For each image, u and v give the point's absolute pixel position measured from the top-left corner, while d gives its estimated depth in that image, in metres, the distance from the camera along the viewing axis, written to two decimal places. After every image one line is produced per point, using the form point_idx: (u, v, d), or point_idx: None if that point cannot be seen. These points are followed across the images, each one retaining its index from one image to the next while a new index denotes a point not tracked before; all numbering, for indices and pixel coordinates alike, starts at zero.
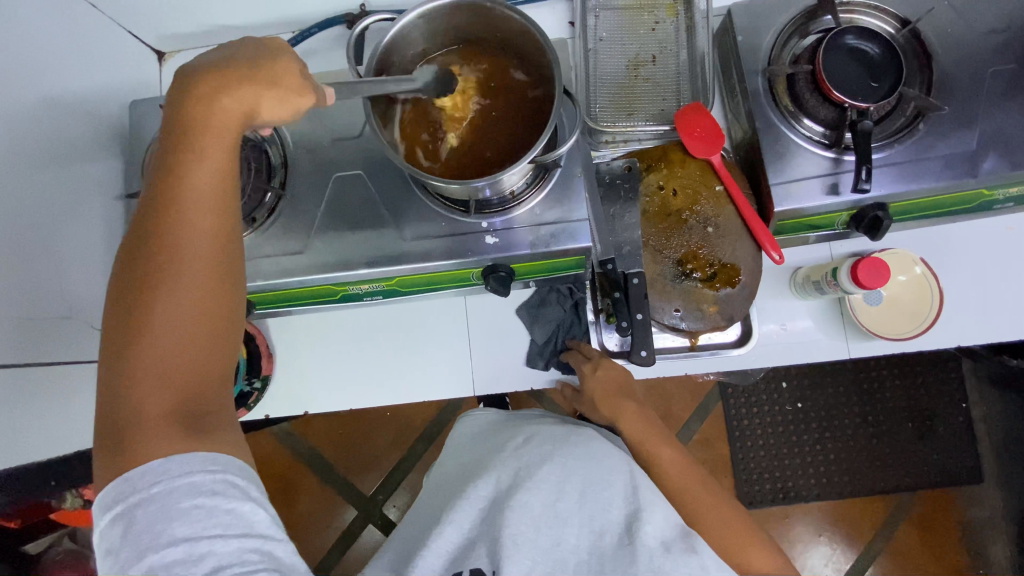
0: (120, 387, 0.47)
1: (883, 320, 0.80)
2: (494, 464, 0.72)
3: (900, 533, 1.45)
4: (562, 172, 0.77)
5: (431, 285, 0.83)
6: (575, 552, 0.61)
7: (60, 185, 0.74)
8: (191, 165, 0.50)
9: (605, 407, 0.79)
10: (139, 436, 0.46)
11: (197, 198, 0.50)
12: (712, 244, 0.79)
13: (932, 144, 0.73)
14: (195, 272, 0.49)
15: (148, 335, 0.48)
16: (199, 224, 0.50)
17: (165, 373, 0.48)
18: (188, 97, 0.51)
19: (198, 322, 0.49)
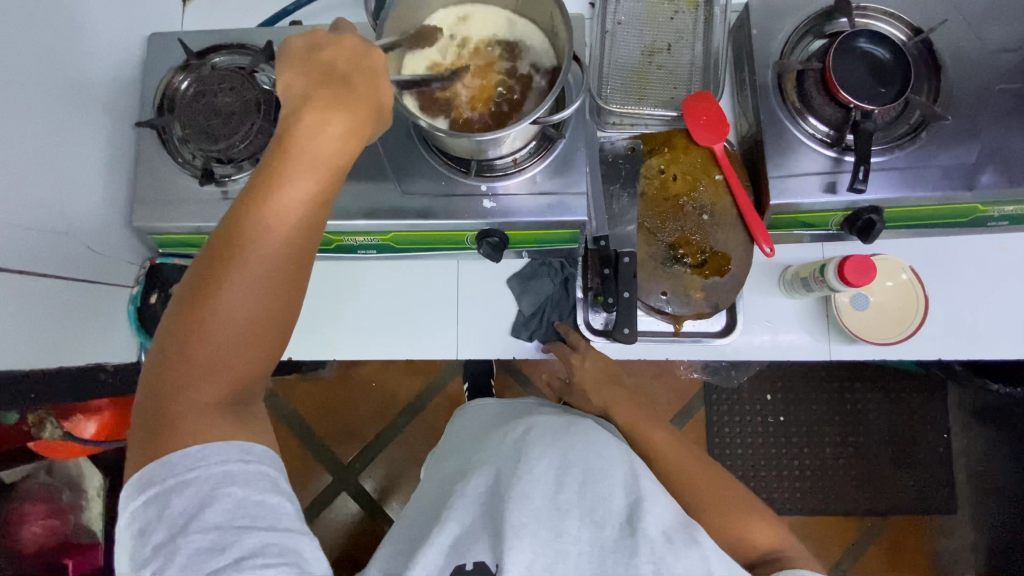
0: (181, 368, 0.49)
1: (867, 325, 0.81)
2: (494, 456, 0.73)
3: (869, 554, 1.46)
4: (565, 145, 0.79)
5: (425, 245, 0.84)
6: (576, 545, 0.62)
7: (71, 104, 0.75)
8: (287, 175, 0.51)
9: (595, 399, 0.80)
10: (186, 419, 0.48)
11: (282, 206, 0.51)
12: (705, 232, 0.79)
13: (931, 153, 0.74)
14: (270, 285, 0.51)
15: (213, 333, 0.49)
16: (278, 234, 0.51)
17: (219, 368, 0.50)
18: (292, 109, 0.53)
19: (258, 326, 0.51)
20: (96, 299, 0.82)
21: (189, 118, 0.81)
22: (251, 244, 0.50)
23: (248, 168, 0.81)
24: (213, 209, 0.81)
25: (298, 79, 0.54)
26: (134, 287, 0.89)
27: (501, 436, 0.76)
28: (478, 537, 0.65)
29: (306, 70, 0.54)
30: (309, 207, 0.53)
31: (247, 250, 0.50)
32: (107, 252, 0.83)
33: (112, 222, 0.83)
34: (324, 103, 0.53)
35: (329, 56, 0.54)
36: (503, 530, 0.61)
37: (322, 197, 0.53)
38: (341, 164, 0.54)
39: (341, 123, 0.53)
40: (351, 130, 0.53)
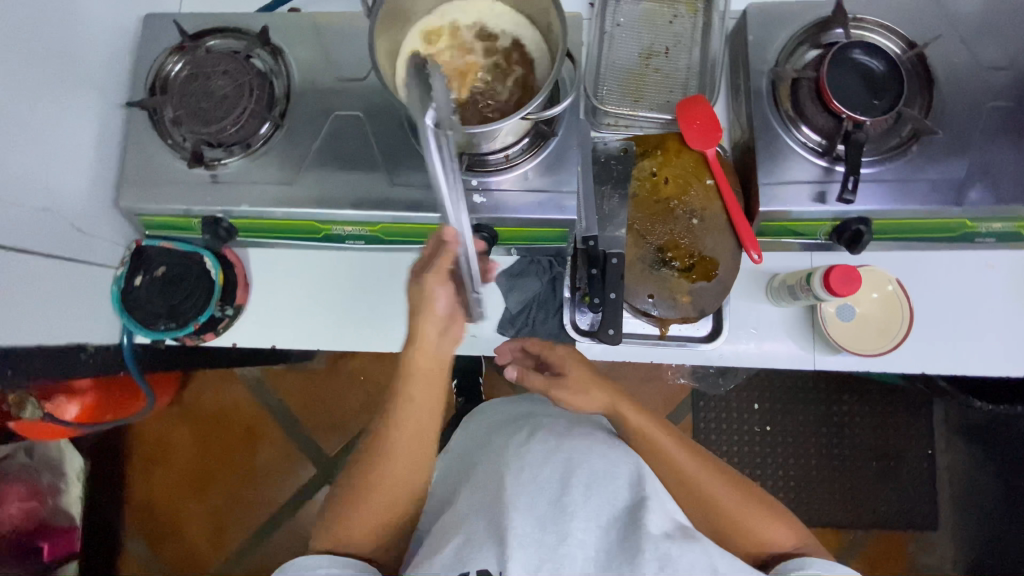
0: (347, 512, 0.68)
1: (852, 335, 0.81)
2: (506, 464, 0.69)
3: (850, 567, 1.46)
4: (558, 142, 0.79)
5: (415, 237, 0.84)
6: (581, 548, 0.60)
7: (62, 81, 0.75)
8: (422, 349, 0.64)
9: (596, 404, 0.75)
10: (350, 535, 0.67)
11: (414, 398, 0.65)
12: (695, 236, 0.79)
13: (921, 166, 0.75)
14: (418, 437, 0.66)
15: (378, 458, 0.67)
16: (419, 410, 0.66)
17: (383, 507, 0.67)
18: (415, 286, 0.62)
19: (403, 477, 0.67)
20: (79, 277, 0.81)
21: (181, 100, 0.80)
22: (388, 429, 0.66)
23: (238, 153, 0.80)
24: (202, 191, 0.81)
25: (412, 289, 0.63)
26: (117, 267, 0.87)
27: (505, 445, 0.74)
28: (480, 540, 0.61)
29: (417, 279, 0.62)
30: (434, 388, 0.66)
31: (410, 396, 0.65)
32: (92, 231, 0.82)
33: (99, 201, 0.82)
34: (424, 293, 0.61)
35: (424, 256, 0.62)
36: (505, 537, 0.59)
37: (447, 363, 0.66)
38: (440, 361, 0.65)
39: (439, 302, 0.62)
40: (445, 332, 0.64)
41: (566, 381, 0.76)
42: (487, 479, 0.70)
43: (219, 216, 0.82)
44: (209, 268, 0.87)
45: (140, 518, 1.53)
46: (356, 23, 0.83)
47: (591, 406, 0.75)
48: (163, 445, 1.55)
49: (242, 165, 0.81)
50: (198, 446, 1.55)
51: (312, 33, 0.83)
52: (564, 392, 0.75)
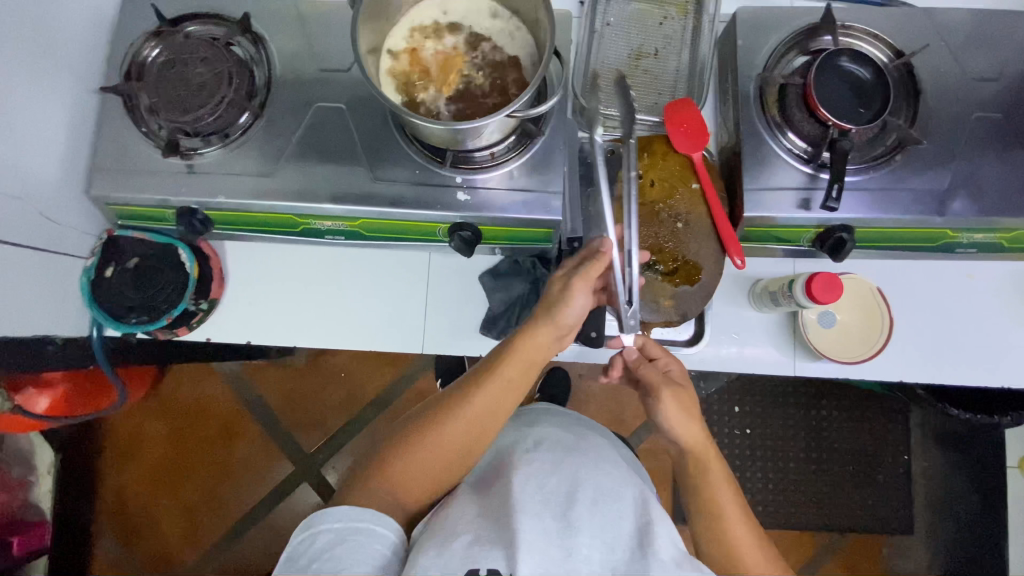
0: (390, 461, 0.65)
1: (831, 342, 0.81)
2: (513, 464, 0.68)
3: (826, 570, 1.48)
4: (545, 142, 0.78)
5: (396, 234, 0.82)
6: (587, 563, 0.57)
7: (32, 63, 0.72)
8: (535, 341, 0.69)
9: (687, 434, 0.68)
10: (386, 483, 0.63)
11: (519, 363, 0.68)
12: (679, 240, 0.79)
13: (905, 176, 0.75)
14: (495, 409, 0.67)
15: (450, 421, 0.66)
16: (518, 377, 0.68)
17: (428, 464, 0.65)
18: (562, 277, 0.70)
19: (461, 444, 0.66)
20: (46, 268, 0.78)
21: (157, 88, 0.78)
22: (477, 385, 0.67)
23: (216, 144, 0.78)
24: (178, 182, 0.79)
25: (562, 277, 0.70)
26: (88, 258, 0.84)
27: (506, 454, 0.72)
28: (487, 538, 0.58)
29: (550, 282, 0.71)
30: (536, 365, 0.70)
31: (505, 373, 0.67)
32: (61, 219, 0.79)
33: (70, 190, 0.79)
34: (566, 296, 0.69)
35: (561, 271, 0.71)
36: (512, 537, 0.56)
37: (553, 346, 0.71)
38: (555, 341, 0.70)
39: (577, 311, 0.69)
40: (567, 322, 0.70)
41: (676, 394, 0.70)
42: (493, 483, 0.66)
43: (195, 207, 0.79)
44: (184, 260, 0.84)
45: (113, 514, 1.49)
46: (341, 13, 0.81)
47: (682, 434, 0.68)
48: (138, 439, 1.52)
49: (220, 156, 0.79)
50: (174, 442, 1.52)
51: (296, 22, 0.81)
52: (670, 404, 0.69)
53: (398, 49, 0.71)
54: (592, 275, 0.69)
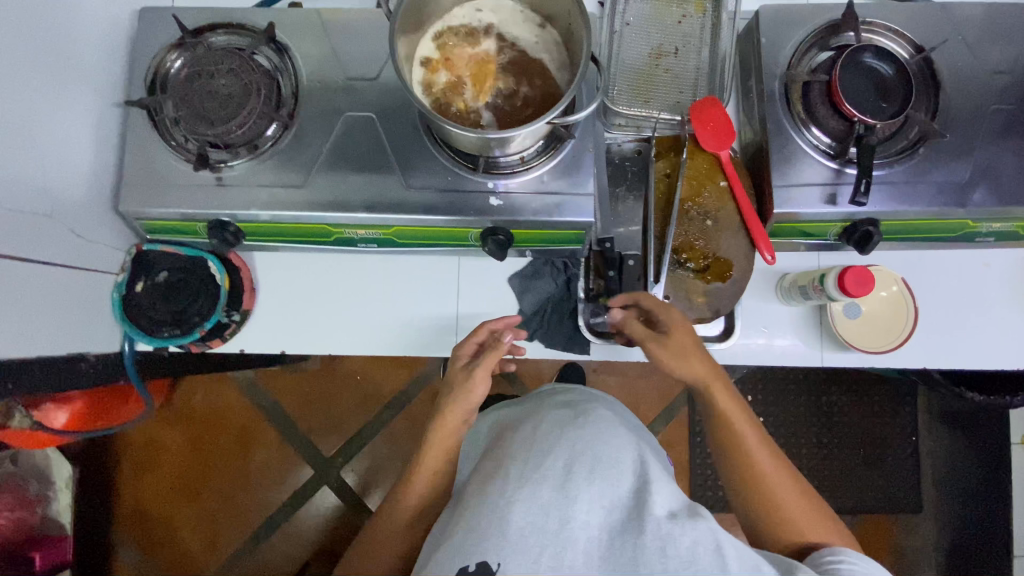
0: (365, 543, 0.76)
1: (859, 333, 0.83)
2: (511, 450, 0.70)
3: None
4: (574, 145, 0.78)
5: (428, 240, 0.83)
6: (584, 529, 0.60)
7: (59, 80, 0.71)
8: (444, 426, 0.75)
9: (690, 371, 0.70)
10: (368, 558, 0.75)
11: (439, 437, 0.75)
12: (708, 238, 0.80)
13: (927, 169, 0.77)
14: (431, 476, 0.76)
15: (409, 493, 0.77)
16: (437, 452, 0.75)
17: (390, 539, 0.75)
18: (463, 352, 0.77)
19: (412, 515, 0.76)
20: (78, 285, 0.78)
21: (182, 99, 0.77)
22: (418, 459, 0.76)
23: (244, 155, 0.78)
24: (208, 195, 0.78)
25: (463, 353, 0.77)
26: (118, 274, 0.84)
27: (498, 443, 0.75)
28: (481, 532, 0.60)
29: (456, 356, 0.77)
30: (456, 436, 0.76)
31: (433, 442, 0.75)
32: (89, 236, 0.78)
33: (99, 206, 0.79)
34: (467, 374, 0.74)
35: (461, 351, 0.77)
36: (505, 531, 0.59)
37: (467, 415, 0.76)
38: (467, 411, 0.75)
39: (480, 385, 0.74)
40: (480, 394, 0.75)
41: (663, 342, 0.70)
42: (491, 473, 0.69)
43: (226, 220, 0.79)
44: (214, 272, 0.85)
45: (133, 523, 1.49)
46: (365, 20, 0.81)
47: (682, 371, 0.70)
48: (155, 449, 1.51)
49: (248, 167, 0.78)
50: (191, 451, 1.52)
51: (321, 30, 0.81)
52: (658, 352, 0.70)
53: (429, 56, 0.71)
54: (485, 365, 0.73)
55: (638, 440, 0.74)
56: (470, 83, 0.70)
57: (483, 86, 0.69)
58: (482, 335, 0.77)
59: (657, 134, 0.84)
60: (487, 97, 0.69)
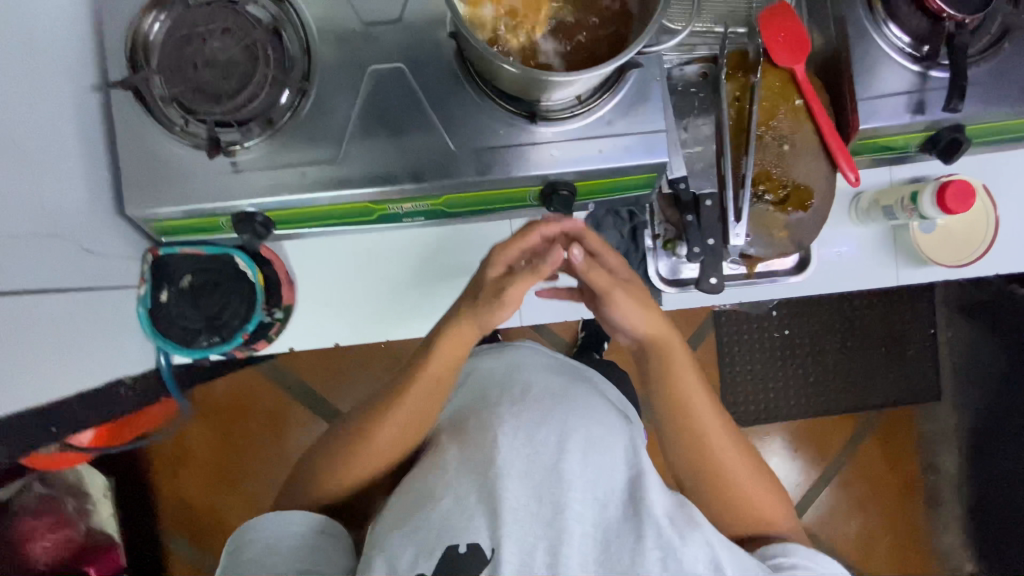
0: (318, 467, 0.69)
1: (939, 247, 0.79)
2: (498, 415, 0.69)
3: (864, 446, 1.52)
4: (638, 78, 0.68)
5: (482, 205, 0.75)
6: (579, 519, 0.59)
7: (29, 67, 0.58)
8: (456, 336, 0.65)
9: (647, 327, 0.66)
10: (325, 476, 0.68)
11: (443, 357, 0.66)
12: (786, 164, 0.73)
13: (1017, 64, 0.70)
14: (415, 406, 0.67)
15: (377, 431, 0.67)
16: (435, 375, 0.66)
17: (356, 464, 0.68)
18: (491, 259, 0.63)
19: (384, 445, 0.68)
20: (100, 307, 0.69)
21: (175, 73, 0.65)
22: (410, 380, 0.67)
23: (259, 134, 0.66)
24: (225, 185, 0.67)
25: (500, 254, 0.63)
26: (139, 286, 0.75)
27: (480, 406, 0.72)
28: (471, 512, 0.59)
29: (490, 263, 0.62)
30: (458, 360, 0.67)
31: (438, 356, 0.66)
32: (102, 249, 0.68)
33: (104, 213, 0.68)
34: (497, 290, 0.61)
35: (499, 255, 0.62)
36: (498, 511, 0.58)
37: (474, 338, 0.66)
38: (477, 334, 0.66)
39: (509, 307, 0.62)
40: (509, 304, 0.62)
41: (626, 287, 0.64)
42: (477, 435, 0.67)
43: (251, 210, 0.69)
44: (245, 268, 0.76)
45: (175, 517, 1.42)
46: None
47: (639, 328, 0.65)
48: (183, 444, 1.43)
49: (267, 147, 0.67)
50: (221, 445, 1.43)
51: None
52: (623, 299, 0.64)
53: None
54: (518, 286, 0.61)
55: (628, 425, 0.74)
56: (523, 12, 0.59)
57: (541, 15, 0.59)
58: (529, 240, 0.62)
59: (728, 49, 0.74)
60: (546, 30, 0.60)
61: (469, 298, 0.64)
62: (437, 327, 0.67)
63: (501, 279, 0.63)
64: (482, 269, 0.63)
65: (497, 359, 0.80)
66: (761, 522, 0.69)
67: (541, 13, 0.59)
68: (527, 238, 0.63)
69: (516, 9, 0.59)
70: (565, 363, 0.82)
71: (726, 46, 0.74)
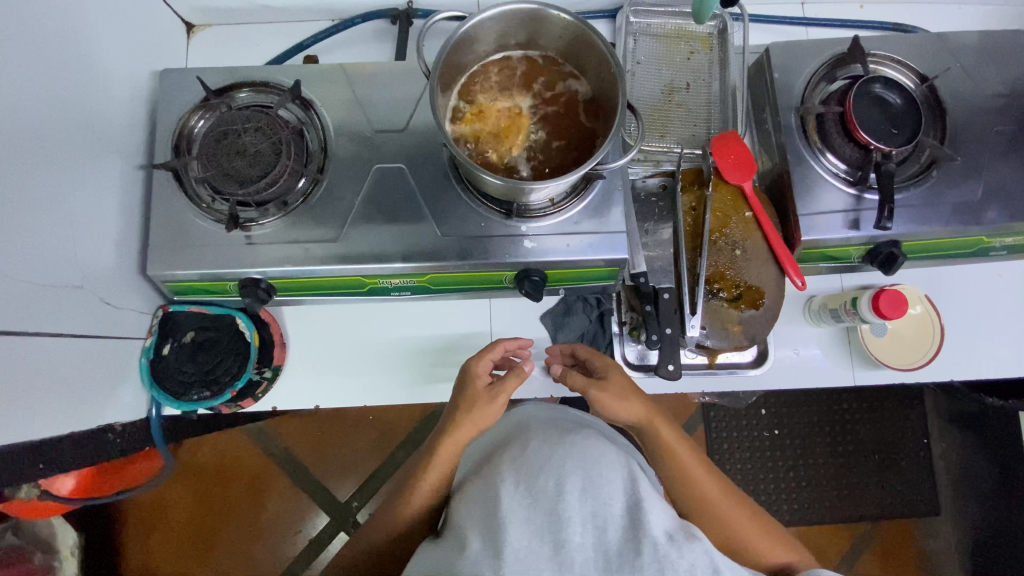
0: (358, 545, 0.71)
1: (888, 350, 0.85)
2: (498, 471, 0.63)
3: (860, 563, 1.38)
4: (603, 185, 0.79)
5: (463, 285, 0.83)
6: (580, 552, 0.53)
7: (86, 148, 0.71)
8: (459, 437, 0.70)
9: (628, 412, 0.71)
10: (362, 550, 0.71)
11: (449, 443, 0.70)
12: (739, 266, 0.82)
13: (944, 189, 0.79)
14: (437, 480, 0.70)
15: (405, 509, 0.70)
16: (446, 456, 0.70)
17: (380, 542, 0.70)
18: (472, 369, 0.75)
19: (409, 522, 0.70)
20: (108, 355, 0.76)
21: (209, 158, 0.76)
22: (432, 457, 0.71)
23: (274, 214, 0.77)
24: (237, 254, 0.77)
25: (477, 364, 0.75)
26: (145, 338, 0.82)
27: (490, 464, 0.67)
28: (475, 552, 0.53)
29: (473, 376, 0.75)
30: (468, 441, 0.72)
31: (439, 458, 0.71)
32: (121, 303, 0.77)
33: (127, 270, 0.79)
34: (491, 396, 0.72)
35: (479, 365, 0.75)
36: (501, 553, 0.52)
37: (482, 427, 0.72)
38: (486, 419, 0.71)
39: (498, 411, 0.72)
40: (502, 400, 0.72)
41: (605, 386, 0.72)
42: (481, 491, 0.62)
43: (257, 278, 0.78)
44: (243, 329, 0.83)
45: None
46: (389, 72, 0.82)
47: (622, 413, 0.71)
48: (161, 505, 1.39)
49: (280, 225, 0.78)
50: (199, 508, 1.39)
51: (344, 84, 0.82)
52: (603, 396, 0.71)
53: (459, 110, 0.72)
54: (508, 390, 0.72)
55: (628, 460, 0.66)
56: (496, 129, 0.71)
57: (516, 134, 0.70)
58: (497, 353, 0.77)
59: (682, 169, 0.85)
60: (519, 144, 0.71)
61: (466, 410, 0.71)
62: (440, 428, 0.73)
63: (491, 386, 0.74)
64: (471, 380, 0.74)
65: (495, 429, 0.78)
66: (772, 569, 0.68)
67: (515, 131, 0.70)
68: (496, 349, 0.77)
69: (495, 126, 0.71)
70: (564, 412, 0.79)
71: (681, 165, 0.86)
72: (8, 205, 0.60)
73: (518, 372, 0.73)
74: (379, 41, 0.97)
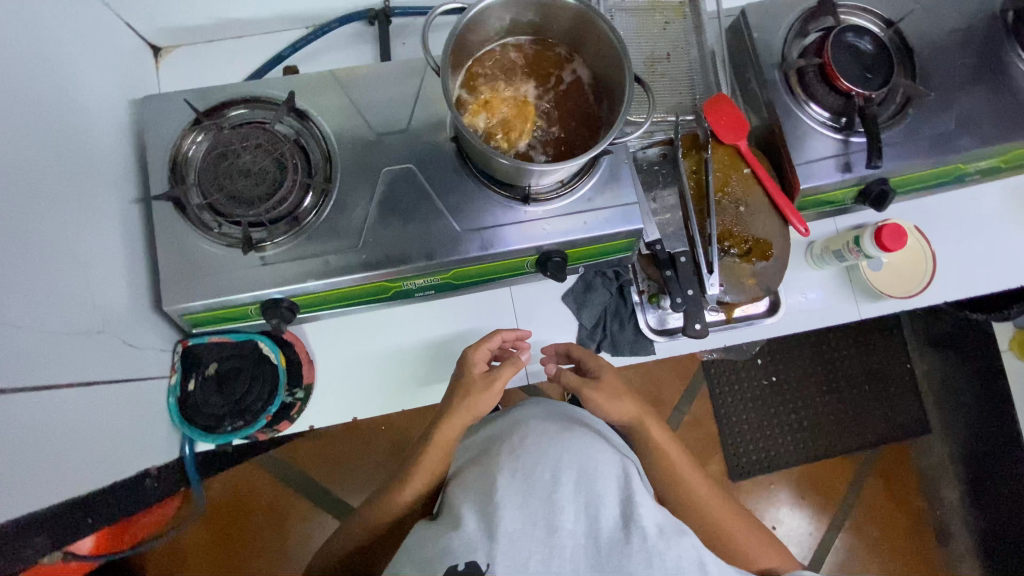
0: (341, 540, 0.73)
1: (888, 282, 0.90)
2: (496, 458, 0.66)
3: (866, 489, 1.47)
4: (609, 161, 0.80)
5: (486, 276, 0.84)
6: (571, 539, 0.58)
7: (81, 186, 0.68)
8: (459, 421, 0.72)
9: (621, 412, 0.75)
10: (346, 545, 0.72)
11: (448, 428, 0.72)
12: (744, 222, 0.85)
13: (922, 125, 0.84)
14: (431, 466, 0.72)
15: (400, 494, 0.71)
16: (443, 442, 0.72)
17: (367, 533, 0.71)
18: (469, 360, 0.77)
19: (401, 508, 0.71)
20: (135, 398, 0.73)
21: (212, 181, 0.74)
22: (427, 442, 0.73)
23: (287, 232, 0.75)
24: (255, 276, 0.75)
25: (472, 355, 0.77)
26: (169, 376, 0.80)
27: (485, 453, 0.69)
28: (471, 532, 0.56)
29: (469, 365, 0.76)
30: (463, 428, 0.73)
31: (436, 443, 0.72)
32: (141, 342, 0.75)
33: (141, 309, 0.76)
34: (487, 383, 0.74)
35: (476, 355, 0.77)
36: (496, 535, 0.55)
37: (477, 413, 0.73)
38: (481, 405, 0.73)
39: (494, 398, 0.74)
40: (496, 387, 0.74)
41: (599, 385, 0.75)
42: (480, 475, 0.64)
43: (278, 297, 0.76)
44: (269, 352, 0.82)
45: None
46: (381, 74, 0.81)
47: (615, 413, 0.75)
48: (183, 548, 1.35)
49: (294, 243, 0.76)
50: (222, 544, 1.35)
51: (339, 91, 0.80)
52: (596, 395, 0.74)
53: (467, 101, 0.72)
54: (504, 377, 0.74)
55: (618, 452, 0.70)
56: (507, 115, 0.70)
57: (527, 116, 0.71)
58: (492, 342, 0.79)
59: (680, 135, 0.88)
60: (529, 129, 0.71)
61: (462, 397, 0.73)
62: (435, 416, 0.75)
63: (487, 373, 0.75)
64: (467, 369, 0.76)
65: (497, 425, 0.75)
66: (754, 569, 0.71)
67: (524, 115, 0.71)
68: (492, 339, 0.79)
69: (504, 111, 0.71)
70: (556, 404, 0.79)
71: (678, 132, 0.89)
72: (19, 255, 0.57)
73: (515, 360, 0.75)
74: (358, 44, 0.95)
